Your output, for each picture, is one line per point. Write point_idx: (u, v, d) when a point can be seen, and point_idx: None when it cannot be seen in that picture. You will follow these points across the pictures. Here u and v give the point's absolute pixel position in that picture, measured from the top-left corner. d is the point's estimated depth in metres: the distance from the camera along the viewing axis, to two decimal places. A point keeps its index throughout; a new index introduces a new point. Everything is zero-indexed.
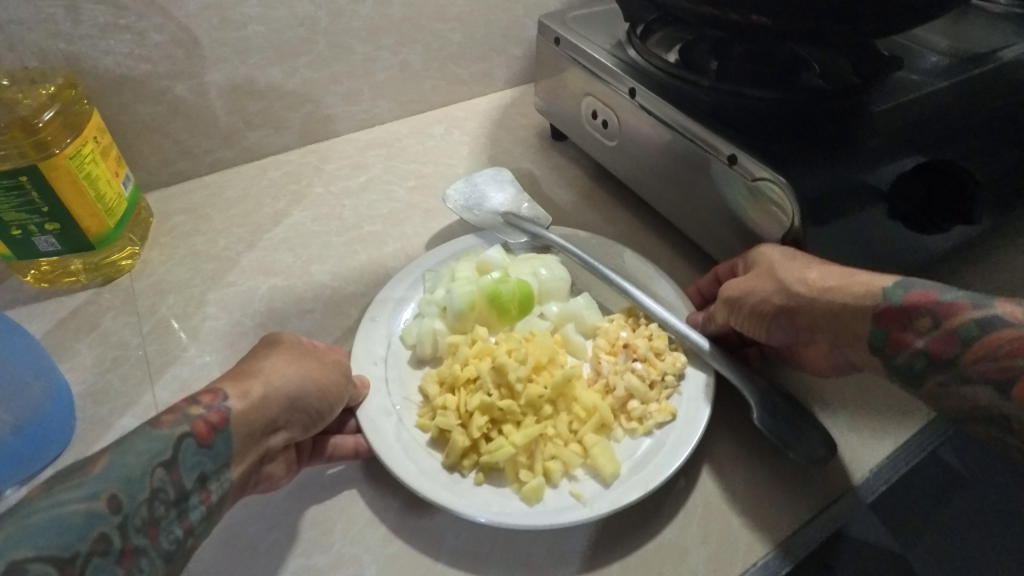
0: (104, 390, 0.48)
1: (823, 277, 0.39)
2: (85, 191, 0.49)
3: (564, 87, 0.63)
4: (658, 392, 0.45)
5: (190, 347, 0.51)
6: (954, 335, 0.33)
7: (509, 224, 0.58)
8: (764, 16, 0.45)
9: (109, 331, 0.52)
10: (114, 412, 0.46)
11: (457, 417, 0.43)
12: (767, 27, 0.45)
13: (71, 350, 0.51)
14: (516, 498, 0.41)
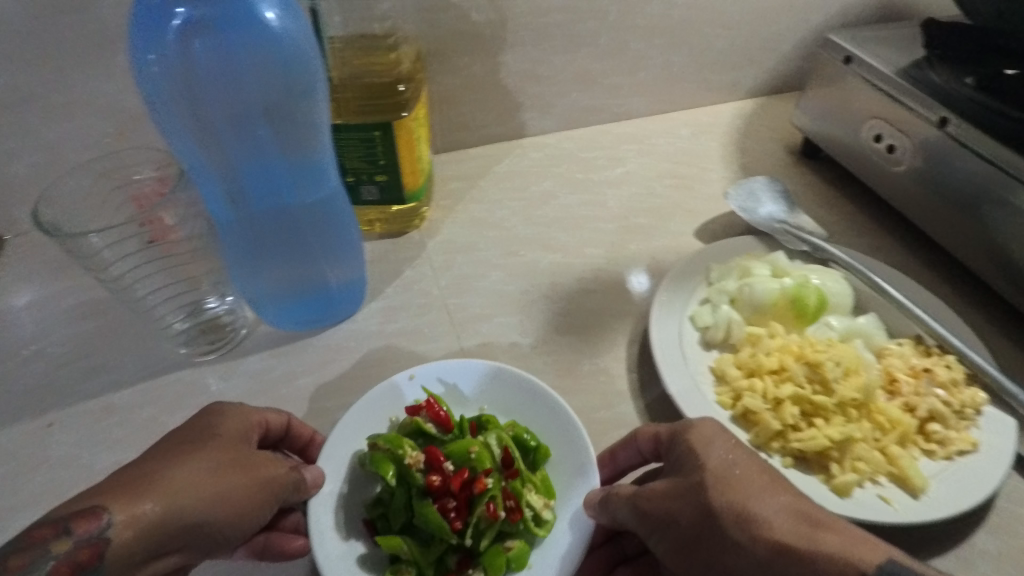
0: (117, 421, 0.49)
1: (758, 511, 0.36)
2: (414, 148, 0.57)
3: (846, 105, 0.67)
4: (807, 414, 0.46)
5: (205, 379, 0.52)
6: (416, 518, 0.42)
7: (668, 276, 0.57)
8: None
9: (122, 356, 0.54)
10: (124, 443, 0.48)
11: (269, 284, 0.51)
12: None
13: (87, 376, 0.53)
14: (717, 403, 0.48)
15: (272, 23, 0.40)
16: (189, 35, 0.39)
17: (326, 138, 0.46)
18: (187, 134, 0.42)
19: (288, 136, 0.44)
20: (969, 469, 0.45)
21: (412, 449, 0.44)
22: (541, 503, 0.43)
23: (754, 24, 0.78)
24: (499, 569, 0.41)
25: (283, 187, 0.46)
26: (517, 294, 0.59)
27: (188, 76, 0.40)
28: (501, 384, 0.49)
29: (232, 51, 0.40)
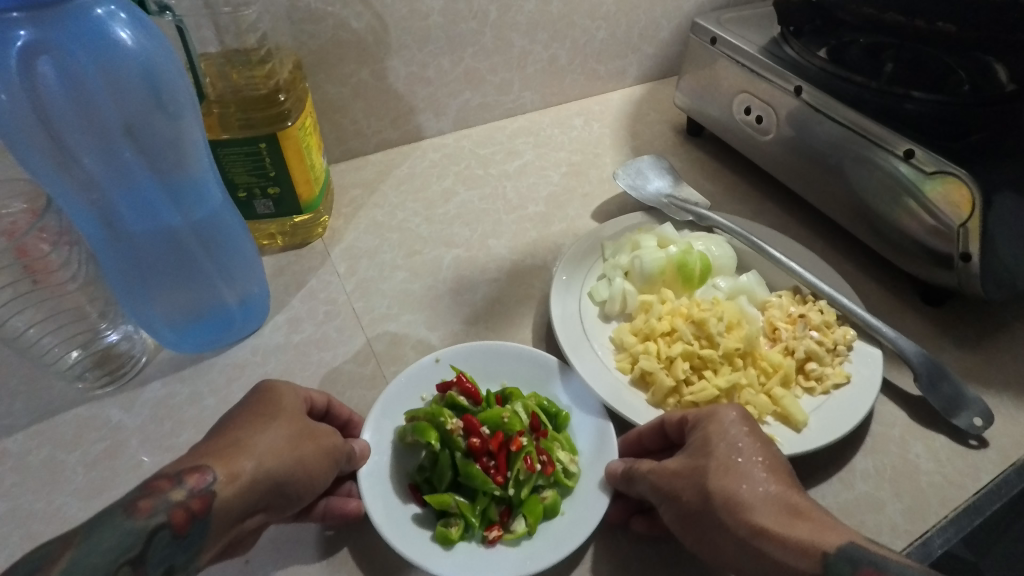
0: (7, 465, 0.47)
1: (744, 493, 0.37)
2: (304, 158, 0.58)
3: (717, 83, 0.72)
4: (698, 370, 0.50)
5: (103, 411, 0.50)
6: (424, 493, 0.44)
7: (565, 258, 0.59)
8: (950, 23, 0.55)
9: (9, 398, 0.51)
10: (18, 486, 0.46)
11: (165, 308, 0.50)
12: (952, 32, 0.55)
13: None
14: (616, 369, 0.51)
15: (125, 41, 0.40)
16: (33, 58, 0.38)
17: (201, 154, 0.46)
18: (45, 160, 0.41)
19: (161, 156, 0.44)
20: (844, 400, 0.50)
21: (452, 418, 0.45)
22: (568, 457, 0.45)
23: (630, 14, 0.82)
24: (539, 516, 0.42)
25: (159, 208, 0.45)
26: (423, 291, 0.60)
27: (38, 100, 0.39)
28: (495, 352, 0.52)
29: (82, 72, 0.39)
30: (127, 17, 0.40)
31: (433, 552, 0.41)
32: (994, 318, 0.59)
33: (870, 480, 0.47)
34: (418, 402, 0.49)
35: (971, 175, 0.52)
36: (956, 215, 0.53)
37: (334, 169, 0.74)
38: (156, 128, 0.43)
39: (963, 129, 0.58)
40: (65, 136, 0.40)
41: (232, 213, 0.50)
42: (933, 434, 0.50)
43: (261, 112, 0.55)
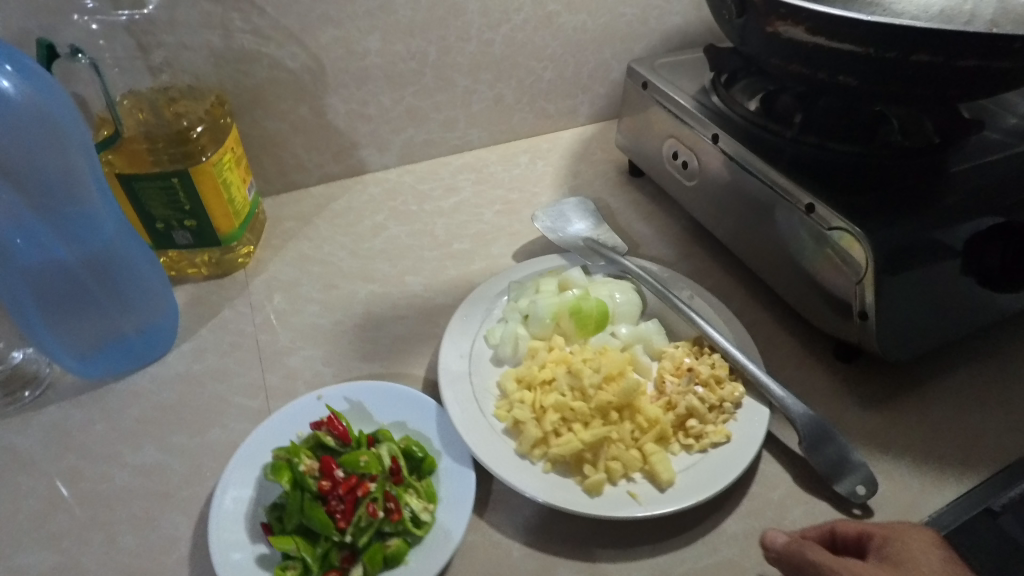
0: None
1: None
2: (222, 194, 0.60)
3: (649, 127, 0.72)
4: (570, 422, 0.49)
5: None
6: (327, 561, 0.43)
7: (468, 300, 0.59)
8: (850, 77, 0.52)
9: None
10: None
11: (61, 337, 0.52)
12: (853, 86, 0.52)
13: None
14: (494, 414, 0.51)
15: (7, 92, 0.42)
16: None
17: (90, 198, 0.48)
18: None
19: (48, 200, 0.46)
20: (720, 459, 0.49)
21: (309, 457, 0.46)
22: (420, 505, 0.45)
23: (578, 55, 0.83)
24: (379, 563, 0.43)
25: (48, 244, 0.47)
26: (330, 325, 0.61)
27: None
28: (380, 392, 0.53)
29: None
30: (12, 67, 0.42)
31: None
32: (897, 377, 0.58)
33: (738, 545, 0.46)
34: (292, 438, 0.49)
35: (865, 233, 0.51)
36: (853, 272, 0.52)
37: (273, 200, 0.76)
38: (41, 174, 0.45)
39: (869, 185, 0.57)
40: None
41: (129, 251, 0.52)
42: (815, 499, 0.49)
43: (176, 149, 0.58)
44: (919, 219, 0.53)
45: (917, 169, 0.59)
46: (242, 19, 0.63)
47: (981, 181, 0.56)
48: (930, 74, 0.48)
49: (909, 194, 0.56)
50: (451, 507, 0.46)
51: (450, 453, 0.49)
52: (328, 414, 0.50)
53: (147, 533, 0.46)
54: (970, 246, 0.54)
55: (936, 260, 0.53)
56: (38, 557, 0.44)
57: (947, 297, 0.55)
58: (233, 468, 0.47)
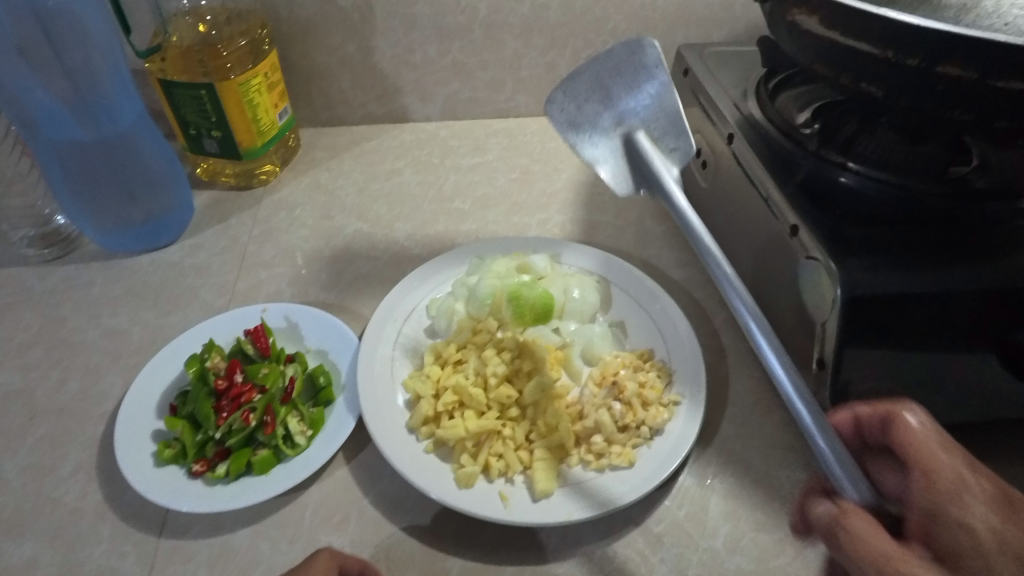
0: None
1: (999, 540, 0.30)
2: (245, 111, 0.65)
3: (684, 120, 0.68)
4: (463, 408, 0.47)
5: (26, 274, 0.63)
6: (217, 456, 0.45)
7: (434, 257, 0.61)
8: (874, 87, 0.43)
9: None
10: None
11: (81, 211, 0.61)
12: (878, 99, 0.44)
13: None
14: (399, 381, 0.50)
15: None
16: None
17: (109, 88, 0.57)
18: None
19: (71, 86, 0.55)
20: (607, 481, 0.44)
21: (221, 356, 0.50)
22: (297, 427, 0.47)
23: (643, 34, 0.78)
24: (241, 466, 0.45)
25: (68, 126, 0.56)
26: (311, 249, 0.65)
27: None
28: (313, 324, 0.55)
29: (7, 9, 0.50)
30: None
31: (143, 463, 0.45)
32: None
33: (587, 562, 0.42)
34: (226, 339, 0.54)
35: (842, 270, 0.44)
36: (820, 312, 0.46)
37: (317, 130, 0.81)
38: (72, 65, 0.54)
39: (893, 228, 0.48)
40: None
41: (142, 144, 0.60)
42: (695, 545, 0.43)
43: (211, 64, 0.64)
44: (930, 273, 0.44)
45: (970, 222, 0.48)
46: None
47: None
48: (966, 91, 0.39)
49: (935, 245, 0.46)
50: (326, 438, 0.47)
51: (346, 392, 0.50)
52: (257, 325, 0.53)
53: (89, 384, 0.53)
54: (996, 317, 0.44)
55: (940, 324, 0.44)
56: (9, 378, 0.53)
57: (956, 375, 0.45)
58: (168, 349, 0.52)
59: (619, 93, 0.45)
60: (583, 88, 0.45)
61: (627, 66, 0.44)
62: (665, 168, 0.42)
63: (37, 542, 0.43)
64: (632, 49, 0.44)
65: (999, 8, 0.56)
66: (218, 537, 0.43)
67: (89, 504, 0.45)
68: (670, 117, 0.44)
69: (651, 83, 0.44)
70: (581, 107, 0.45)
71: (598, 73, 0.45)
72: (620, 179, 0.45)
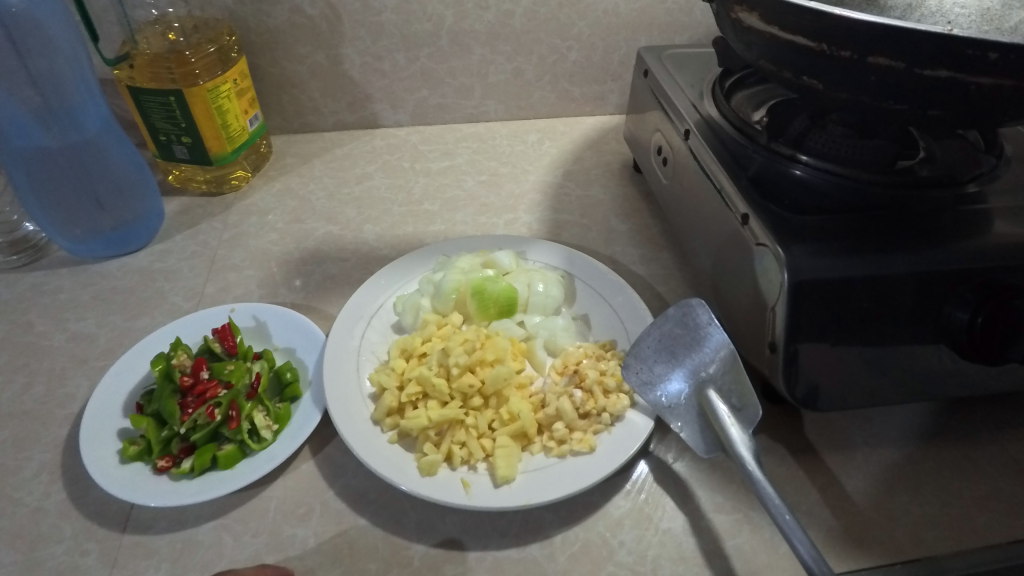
0: None
1: None
2: (213, 118, 0.66)
3: (646, 121, 0.70)
4: (427, 401, 0.47)
5: None
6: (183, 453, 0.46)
7: (403, 256, 0.62)
8: (813, 79, 0.45)
9: None
10: None
11: (49, 218, 0.61)
12: (819, 91, 0.46)
13: None
14: (365, 376, 0.50)
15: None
16: None
17: (76, 97, 0.58)
18: None
19: (39, 95, 0.56)
20: (568, 466, 0.45)
21: (186, 355, 0.50)
22: (262, 422, 0.47)
23: (607, 39, 0.80)
24: (205, 461, 0.45)
25: (35, 133, 0.56)
26: (281, 252, 0.66)
27: None
28: (280, 323, 0.55)
29: None
30: None
31: (107, 460, 0.45)
32: (829, 432, 0.50)
33: (547, 547, 0.43)
34: (193, 339, 0.54)
35: (789, 255, 0.45)
36: (771, 297, 0.47)
37: (288, 138, 0.82)
38: (39, 73, 0.55)
39: (841, 214, 0.49)
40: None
41: (110, 151, 0.61)
42: (655, 528, 0.44)
43: (178, 72, 0.65)
44: (874, 256, 0.46)
45: (913, 208, 0.50)
46: None
47: (981, 236, 0.47)
48: (896, 79, 0.41)
49: (880, 230, 0.48)
50: (291, 432, 0.47)
51: (312, 389, 0.50)
52: (224, 324, 0.54)
53: (54, 386, 0.53)
54: (940, 297, 0.46)
55: (886, 305, 0.45)
56: None
57: (905, 354, 0.46)
58: (135, 350, 0.53)
59: (681, 356, 0.48)
60: (649, 354, 0.49)
61: (688, 337, 0.48)
62: (732, 425, 0.43)
63: None
64: (684, 313, 0.49)
65: (941, 8, 0.60)
66: (181, 531, 0.43)
67: (52, 503, 0.45)
68: (730, 370, 0.45)
69: (710, 348, 0.47)
70: (650, 369, 0.48)
71: (659, 341, 0.49)
72: (698, 440, 0.45)
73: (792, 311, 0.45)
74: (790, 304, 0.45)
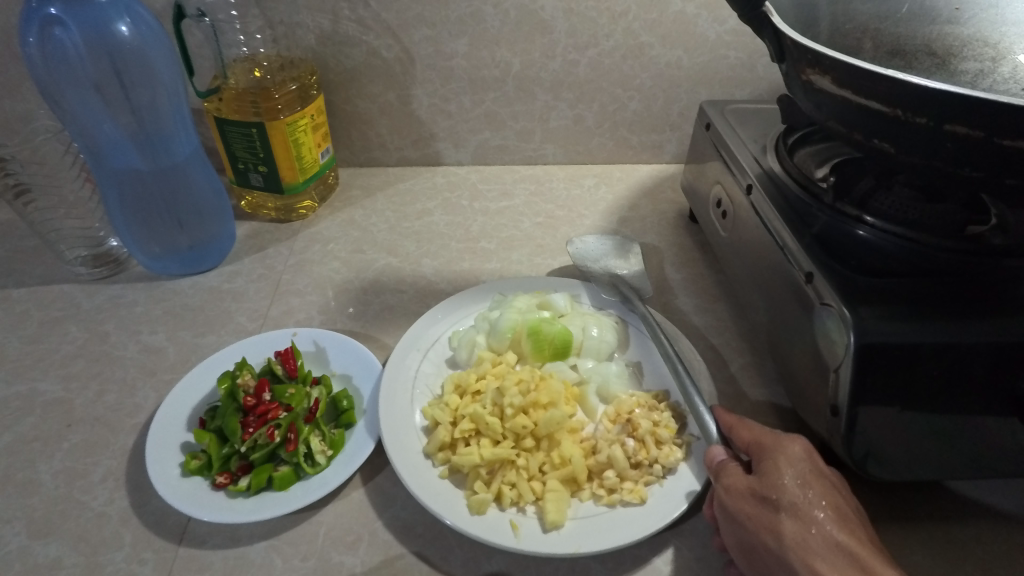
0: (4, 302, 0.65)
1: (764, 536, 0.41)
2: (290, 149, 0.70)
3: (705, 172, 0.71)
4: (480, 436, 0.48)
5: (75, 292, 0.66)
6: (239, 472, 0.47)
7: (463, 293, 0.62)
8: (884, 141, 0.45)
9: (33, 264, 0.70)
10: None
11: (133, 236, 0.65)
12: (890, 154, 0.46)
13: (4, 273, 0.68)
14: (418, 409, 0.51)
15: (122, 34, 0.56)
16: (42, 36, 0.53)
17: (169, 124, 0.62)
18: (57, 109, 0.58)
19: (136, 121, 0.61)
20: (619, 518, 0.44)
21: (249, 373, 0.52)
22: (319, 446, 0.48)
23: (668, 91, 0.82)
24: (261, 481, 0.46)
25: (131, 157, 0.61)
26: (341, 280, 0.68)
27: (49, 70, 0.55)
28: None
29: (87, 50, 0.55)
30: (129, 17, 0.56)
31: (170, 472, 0.47)
32: (892, 503, 0.48)
33: None
34: (255, 360, 0.56)
35: (856, 316, 0.45)
36: (834, 359, 0.46)
37: (354, 171, 0.86)
38: (140, 102, 0.60)
39: (909, 276, 0.48)
40: (64, 99, 0.57)
41: (195, 176, 0.65)
42: None
43: (262, 107, 0.69)
44: (946, 324, 0.45)
45: (987, 275, 0.48)
46: (351, 9, 0.73)
47: None
48: (972, 146, 0.41)
49: (952, 295, 0.47)
50: (343, 459, 0.48)
51: (366, 416, 0.51)
52: (287, 347, 0.56)
53: (124, 396, 0.56)
54: (1018, 371, 0.44)
55: (959, 375, 0.44)
56: (50, 387, 0.56)
57: (979, 428, 0.44)
58: (200, 366, 0.55)
59: None
60: None
61: None
62: None
63: (63, 543, 0.45)
64: None
65: (1016, 75, 0.60)
66: (233, 549, 0.44)
67: (115, 509, 0.47)
68: None
69: None
70: None
71: None
72: None
73: (857, 374, 0.44)
74: (854, 366, 0.44)
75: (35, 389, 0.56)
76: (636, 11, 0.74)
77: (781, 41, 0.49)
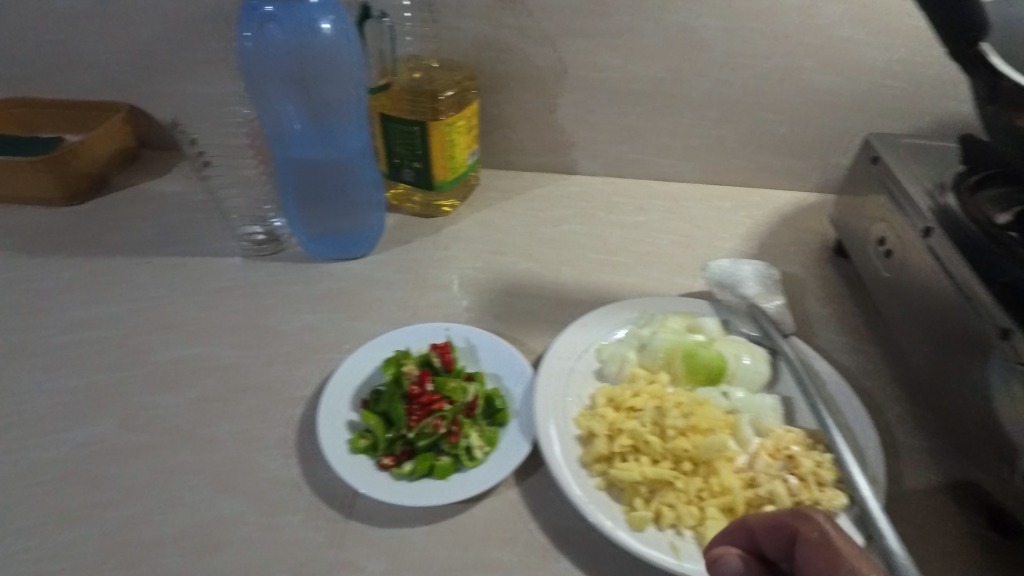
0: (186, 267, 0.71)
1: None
2: (446, 148, 0.72)
3: (865, 207, 0.68)
4: (638, 454, 0.48)
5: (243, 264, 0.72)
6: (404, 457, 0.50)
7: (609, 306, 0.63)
8: None
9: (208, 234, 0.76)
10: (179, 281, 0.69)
11: (301, 218, 0.69)
12: None
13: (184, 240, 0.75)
14: (570, 418, 0.52)
15: (323, 30, 0.60)
16: (258, 26, 0.60)
17: (348, 117, 0.65)
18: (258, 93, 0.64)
19: (320, 110, 0.65)
20: None
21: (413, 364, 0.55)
22: (478, 442, 0.50)
23: (821, 119, 0.79)
24: (424, 468, 0.49)
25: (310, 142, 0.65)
26: (485, 280, 0.70)
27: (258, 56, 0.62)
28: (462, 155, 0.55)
29: (291, 41, 0.61)
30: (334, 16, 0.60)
31: (341, 449, 0.50)
32: None
33: None
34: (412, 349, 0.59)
35: None
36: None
37: (490, 173, 0.88)
38: (327, 93, 0.64)
39: None
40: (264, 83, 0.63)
41: (363, 169, 0.67)
42: None
43: (425, 106, 0.73)
44: None
45: None
46: (514, 17, 0.75)
47: None
48: None
49: None
50: (499, 458, 0.50)
51: (519, 418, 0.53)
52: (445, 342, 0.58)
53: (293, 368, 0.59)
54: None
55: None
56: (227, 352, 0.61)
57: None
58: (364, 349, 0.58)
59: None
60: None
61: None
62: None
63: (244, 500, 0.49)
64: None
65: None
66: (396, 529, 0.47)
67: (289, 475, 0.50)
68: None
69: None
70: None
71: None
72: None
73: None
74: None
75: (215, 352, 0.61)
76: (801, 36, 0.73)
77: (998, 82, 0.46)
